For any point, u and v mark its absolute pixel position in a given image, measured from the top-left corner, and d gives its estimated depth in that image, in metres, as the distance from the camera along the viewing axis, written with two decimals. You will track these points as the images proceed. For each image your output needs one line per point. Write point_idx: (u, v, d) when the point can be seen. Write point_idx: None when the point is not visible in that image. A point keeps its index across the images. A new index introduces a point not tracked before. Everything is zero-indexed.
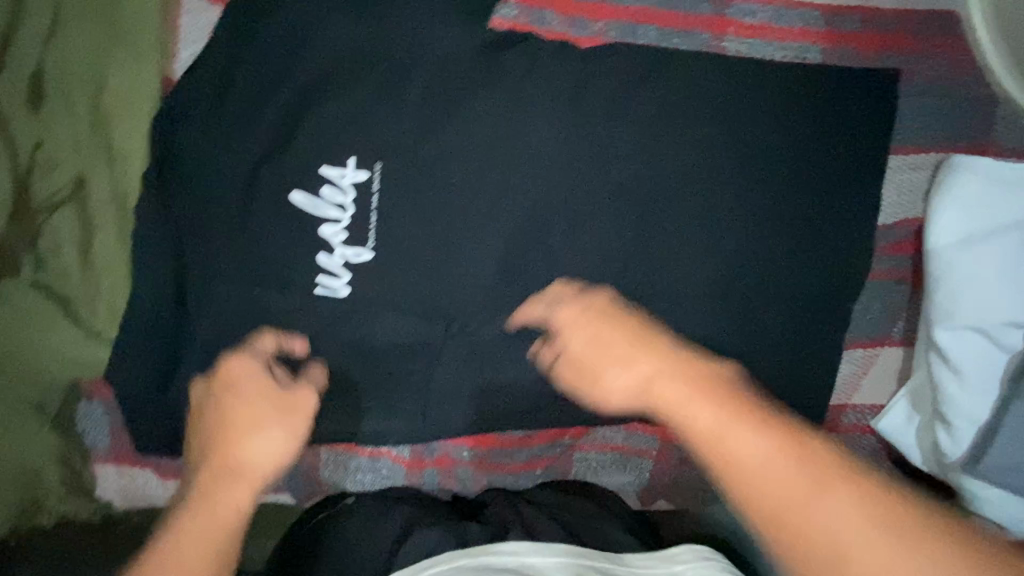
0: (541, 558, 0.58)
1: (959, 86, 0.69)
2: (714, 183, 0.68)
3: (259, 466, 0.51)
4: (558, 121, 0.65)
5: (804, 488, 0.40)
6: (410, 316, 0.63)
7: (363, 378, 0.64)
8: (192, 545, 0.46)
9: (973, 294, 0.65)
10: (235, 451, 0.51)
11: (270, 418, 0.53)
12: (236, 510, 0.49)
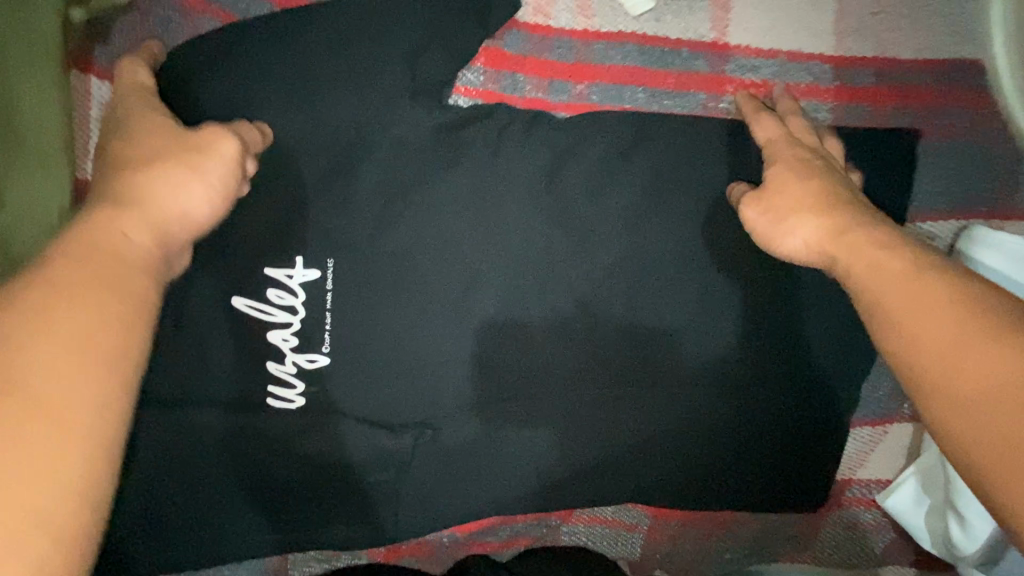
0: None
1: (979, 145, 0.62)
2: (711, 260, 0.61)
3: (172, 210, 0.43)
4: (536, 198, 0.57)
5: (946, 325, 0.38)
6: (377, 420, 0.58)
7: (329, 489, 0.59)
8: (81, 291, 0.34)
9: None
10: (143, 186, 0.43)
11: (177, 160, 0.45)
12: (125, 247, 0.38)
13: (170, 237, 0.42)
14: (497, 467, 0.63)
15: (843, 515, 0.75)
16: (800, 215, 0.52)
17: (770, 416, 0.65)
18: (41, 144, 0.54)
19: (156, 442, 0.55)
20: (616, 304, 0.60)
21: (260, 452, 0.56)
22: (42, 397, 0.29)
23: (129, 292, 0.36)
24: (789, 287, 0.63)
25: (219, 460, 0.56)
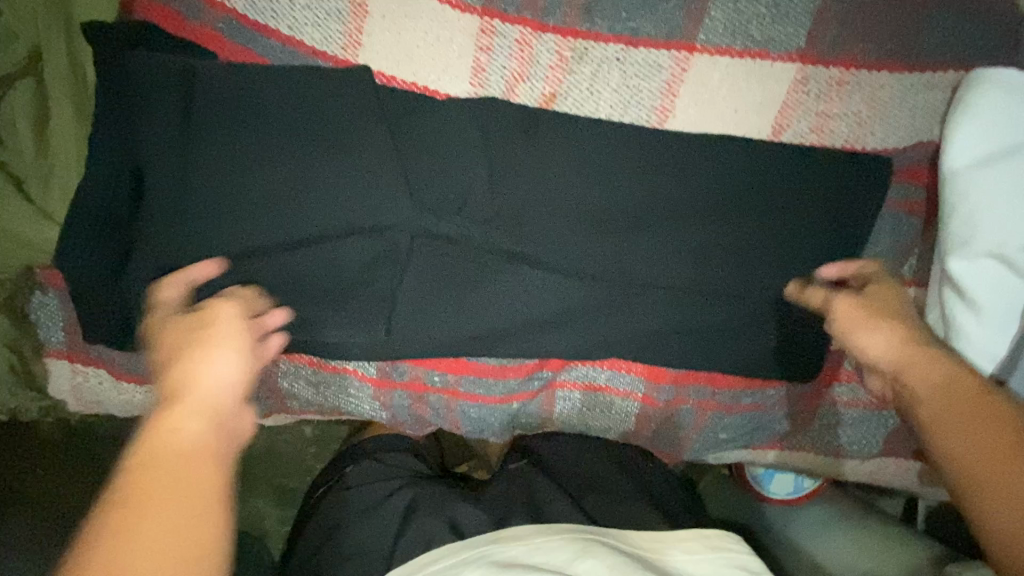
0: (541, 537, 0.55)
1: None
2: (706, 96, 0.63)
3: (209, 389, 0.43)
4: (536, 25, 0.61)
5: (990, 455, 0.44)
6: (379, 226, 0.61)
7: (327, 290, 0.61)
8: (191, 424, 0.40)
9: (996, 215, 0.60)
10: (198, 375, 0.43)
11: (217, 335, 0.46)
12: (184, 438, 0.39)
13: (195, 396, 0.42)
14: (492, 296, 0.65)
15: (842, 393, 0.73)
16: (880, 330, 0.55)
17: (766, 263, 0.66)
18: None
19: (168, 217, 0.56)
20: (616, 142, 0.63)
21: (262, 241, 0.58)
22: (191, 490, 0.37)
23: (196, 430, 0.40)
24: (796, 148, 0.65)
25: (224, 244, 0.57)
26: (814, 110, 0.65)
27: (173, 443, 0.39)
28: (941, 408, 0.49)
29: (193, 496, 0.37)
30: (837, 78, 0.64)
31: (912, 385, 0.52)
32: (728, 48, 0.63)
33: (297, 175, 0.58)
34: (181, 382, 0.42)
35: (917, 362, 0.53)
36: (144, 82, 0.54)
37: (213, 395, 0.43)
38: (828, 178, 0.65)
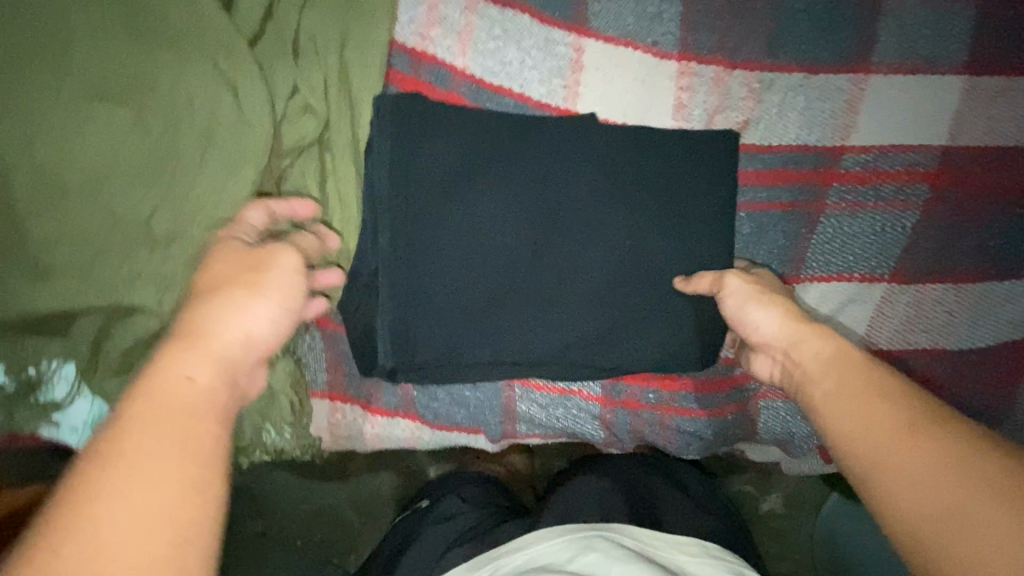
0: (546, 542, 0.57)
1: None
2: (884, 113, 0.69)
3: (232, 341, 0.43)
4: (728, 65, 0.68)
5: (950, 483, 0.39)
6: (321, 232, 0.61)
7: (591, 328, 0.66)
8: (170, 395, 0.37)
9: None
10: (219, 325, 0.43)
11: (244, 278, 0.46)
12: (190, 389, 0.38)
13: (222, 336, 0.42)
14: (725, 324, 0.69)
15: None
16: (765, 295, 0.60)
17: (950, 258, 0.71)
18: None
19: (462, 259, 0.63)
20: (804, 162, 0.70)
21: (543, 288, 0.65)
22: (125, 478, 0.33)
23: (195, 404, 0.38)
24: (975, 151, 0.70)
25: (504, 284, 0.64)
26: (986, 114, 0.70)
27: (176, 379, 0.38)
28: (843, 415, 0.47)
29: (196, 461, 0.35)
30: (1002, 84, 0.69)
31: (833, 402, 0.49)
32: (901, 66, 0.69)
33: (572, 216, 0.64)
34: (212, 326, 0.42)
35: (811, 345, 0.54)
36: (435, 144, 0.62)
37: (232, 350, 0.43)
38: (1003, 177, 0.71)
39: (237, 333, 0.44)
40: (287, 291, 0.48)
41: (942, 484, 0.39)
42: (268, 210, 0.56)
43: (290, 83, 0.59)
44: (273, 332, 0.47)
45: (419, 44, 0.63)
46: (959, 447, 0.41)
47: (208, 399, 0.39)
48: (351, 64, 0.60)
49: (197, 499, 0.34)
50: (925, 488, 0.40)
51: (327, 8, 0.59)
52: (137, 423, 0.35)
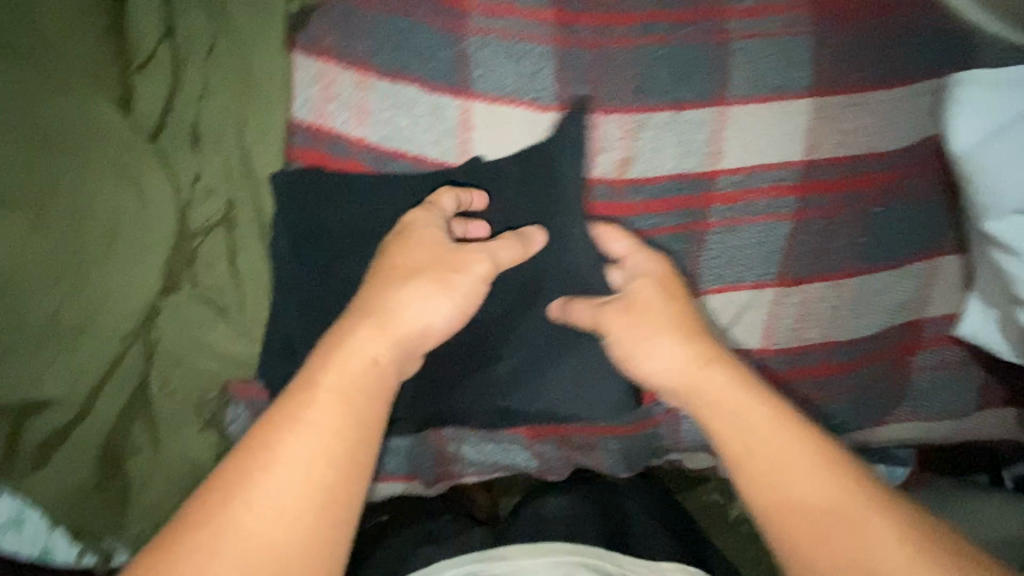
0: (530, 560, 0.58)
1: (931, 23, 0.80)
2: (746, 138, 0.78)
3: (404, 328, 0.56)
4: (603, 110, 0.75)
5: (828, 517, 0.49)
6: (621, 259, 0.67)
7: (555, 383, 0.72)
8: (346, 382, 0.51)
9: (1011, 178, 0.71)
10: (396, 309, 0.57)
11: (431, 271, 0.59)
12: (367, 370, 0.53)
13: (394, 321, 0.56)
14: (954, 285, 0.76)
15: (925, 358, 0.81)
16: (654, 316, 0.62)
17: (825, 258, 0.78)
18: (230, 63, 0.65)
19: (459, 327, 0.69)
20: (683, 189, 0.77)
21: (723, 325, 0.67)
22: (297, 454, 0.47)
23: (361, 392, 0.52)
24: (832, 161, 0.78)
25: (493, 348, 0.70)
26: (835, 129, 0.78)
27: (363, 361, 0.53)
28: (749, 443, 0.54)
29: (365, 420, 0.51)
30: (845, 101, 0.78)
31: (733, 425, 0.55)
32: (754, 97, 0.78)
33: None
34: (393, 307, 0.56)
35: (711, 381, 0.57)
36: (334, 209, 0.65)
37: (406, 331, 0.56)
38: (862, 181, 0.78)
39: (412, 319, 0.57)
40: (461, 290, 0.60)
41: (827, 522, 0.49)
42: (456, 196, 0.66)
43: (192, 169, 0.64)
44: (446, 320, 0.60)
45: (317, 120, 0.69)
46: (843, 493, 0.50)
47: (374, 386, 0.53)
48: (252, 147, 0.65)
49: (359, 453, 0.49)
50: (824, 541, 0.49)
51: (225, 100, 0.65)
52: (325, 398, 0.50)
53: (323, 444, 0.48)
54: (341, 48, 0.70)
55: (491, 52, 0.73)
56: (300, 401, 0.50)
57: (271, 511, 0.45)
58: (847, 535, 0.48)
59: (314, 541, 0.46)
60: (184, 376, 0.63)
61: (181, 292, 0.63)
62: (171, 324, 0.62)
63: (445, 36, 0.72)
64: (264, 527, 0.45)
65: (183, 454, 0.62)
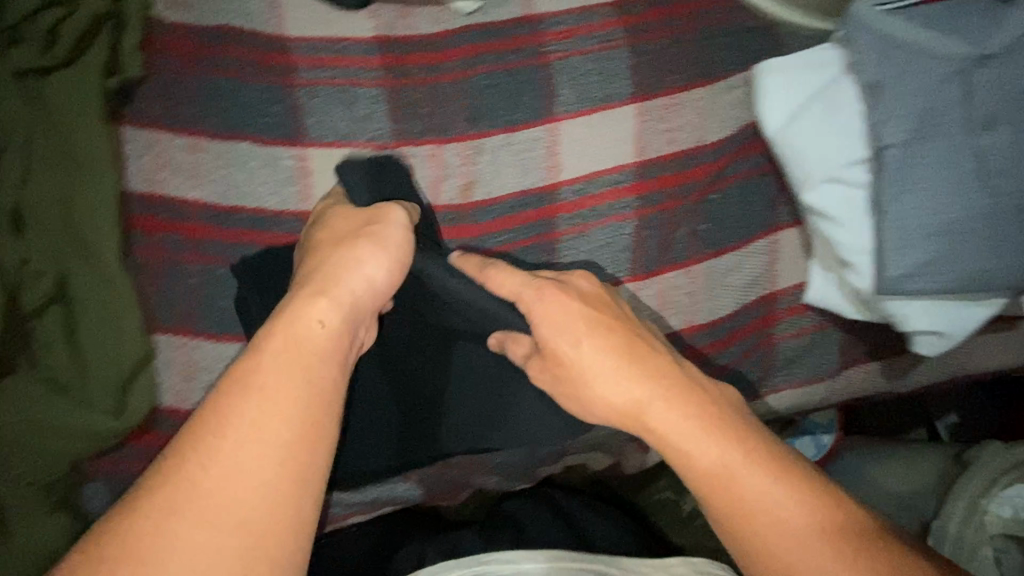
0: (535, 562, 0.66)
1: (737, 21, 0.87)
2: (578, 148, 0.82)
3: (347, 289, 0.61)
4: (438, 140, 0.79)
5: (791, 526, 0.56)
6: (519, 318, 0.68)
7: (514, 423, 0.76)
8: (294, 346, 0.56)
9: (815, 152, 0.76)
10: (336, 273, 0.61)
11: (359, 239, 0.63)
12: (316, 330, 0.57)
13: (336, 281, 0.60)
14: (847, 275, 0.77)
15: (786, 328, 0.85)
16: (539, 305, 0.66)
17: (672, 249, 0.83)
18: (48, 144, 0.67)
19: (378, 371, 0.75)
20: (527, 204, 0.81)
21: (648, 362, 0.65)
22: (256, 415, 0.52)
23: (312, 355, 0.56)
24: (662, 158, 0.84)
25: (429, 394, 0.76)
26: (661, 128, 0.84)
27: (310, 324, 0.57)
28: (716, 461, 0.59)
29: (319, 384, 0.55)
30: (667, 101, 0.84)
31: (691, 446, 0.60)
32: (581, 110, 0.83)
33: None
34: (331, 273, 0.61)
35: (666, 414, 0.61)
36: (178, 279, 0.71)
37: (350, 289, 0.61)
38: (693, 172, 0.84)
39: (349, 280, 0.61)
40: (388, 248, 0.63)
41: (790, 531, 0.56)
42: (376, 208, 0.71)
43: (17, 251, 0.64)
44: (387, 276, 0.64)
45: (149, 190, 0.71)
46: (805, 503, 0.57)
47: (322, 347, 0.57)
48: (80, 222, 0.66)
49: (320, 416, 0.54)
50: (789, 548, 0.55)
51: (48, 179, 0.67)
52: (274, 362, 0.55)
53: (285, 412, 0.53)
54: (169, 117, 0.73)
55: (321, 101, 0.78)
56: (251, 369, 0.54)
57: (237, 475, 0.50)
58: (797, 549, 0.55)
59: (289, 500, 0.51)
60: (30, 460, 0.63)
61: (20, 375, 0.64)
62: (9, 409, 0.63)
63: (274, 91, 0.76)
64: (236, 481, 0.50)
65: (32, 541, 0.62)
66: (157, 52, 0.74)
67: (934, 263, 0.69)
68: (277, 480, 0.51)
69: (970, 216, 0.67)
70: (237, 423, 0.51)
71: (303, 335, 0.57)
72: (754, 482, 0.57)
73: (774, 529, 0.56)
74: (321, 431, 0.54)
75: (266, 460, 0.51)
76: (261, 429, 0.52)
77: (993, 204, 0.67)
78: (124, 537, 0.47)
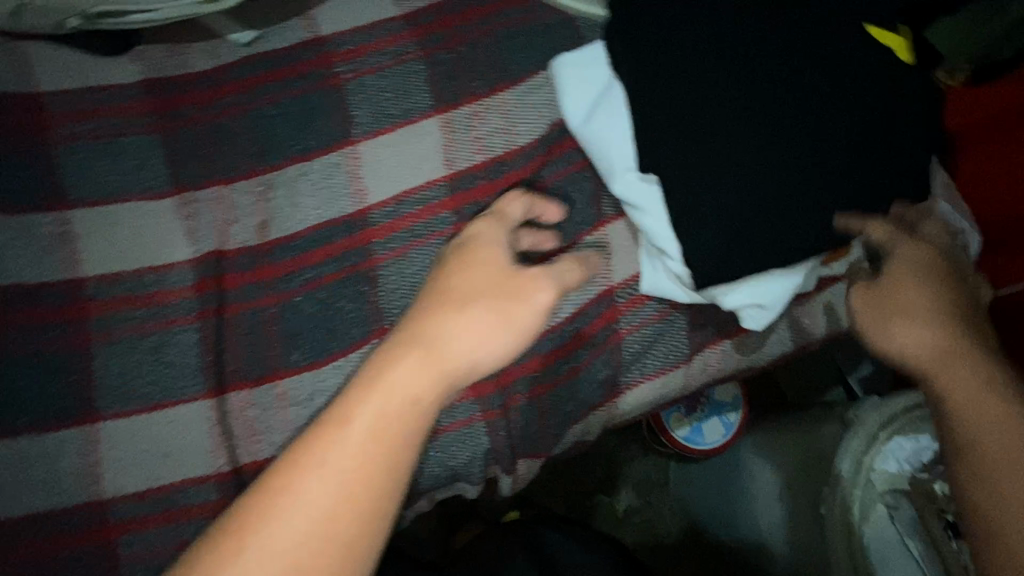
0: None
1: (534, 16, 0.85)
2: (381, 169, 0.78)
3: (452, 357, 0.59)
4: (224, 180, 0.74)
5: None
6: (498, 211, 0.73)
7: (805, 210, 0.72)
8: (341, 460, 0.52)
9: (614, 143, 0.78)
10: (440, 336, 0.60)
11: (487, 297, 0.63)
12: (343, 431, 0.53)
13: (439, 344, 0.59)
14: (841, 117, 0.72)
15: (630, 321, 0.82)
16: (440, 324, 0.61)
17: None
18: None
19: (681, 168, 0.73)
20: (335, 234, 0.76)
21: (745, 142, 0.72)
22: (257, 524, 0.50)
23: (400, 446, 0.54)
24: (473, 166, 0.80)
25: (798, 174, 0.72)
26: (468, 137, 0.81)
27: (409, 401, 0.56)
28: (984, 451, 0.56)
29: (331, 521, 0.50)
30: (472, 108, 0.81)
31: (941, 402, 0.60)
32: (379, 129, 0.79)
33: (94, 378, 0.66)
34: (434, 339, 0.60)
35: (952, 365, 0.61)
36: None
37: (476, 363, 0.61)
38: (507, 175, 0.81)
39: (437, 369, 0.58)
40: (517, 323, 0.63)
41: None
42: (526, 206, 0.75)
43: None
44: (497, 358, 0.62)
45: None
46: None
47: (375, 458, 0.53)
48: None
49: (339, 547, 0.50)
50: None
51: None
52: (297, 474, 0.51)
53: (307, 523, 0.50)
54: None
55: (86, 155, 0.72)
56: (331, 435, 0.53)
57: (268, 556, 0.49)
58: None
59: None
60: None
61: None
62: None
63: (26, 154, 0.70)
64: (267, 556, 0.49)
65: None
66: None
67: (735, 243, 0.73)
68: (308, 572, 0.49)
69: (738, 206, 0.72)
70: (304, 461, 0.52)
71: (399, 392, 0.56)
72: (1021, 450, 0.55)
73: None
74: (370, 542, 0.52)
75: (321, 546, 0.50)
76: (313, 499, 0.51)
77: (758, 189, 0.72)
78: (206, 542, 0.50)
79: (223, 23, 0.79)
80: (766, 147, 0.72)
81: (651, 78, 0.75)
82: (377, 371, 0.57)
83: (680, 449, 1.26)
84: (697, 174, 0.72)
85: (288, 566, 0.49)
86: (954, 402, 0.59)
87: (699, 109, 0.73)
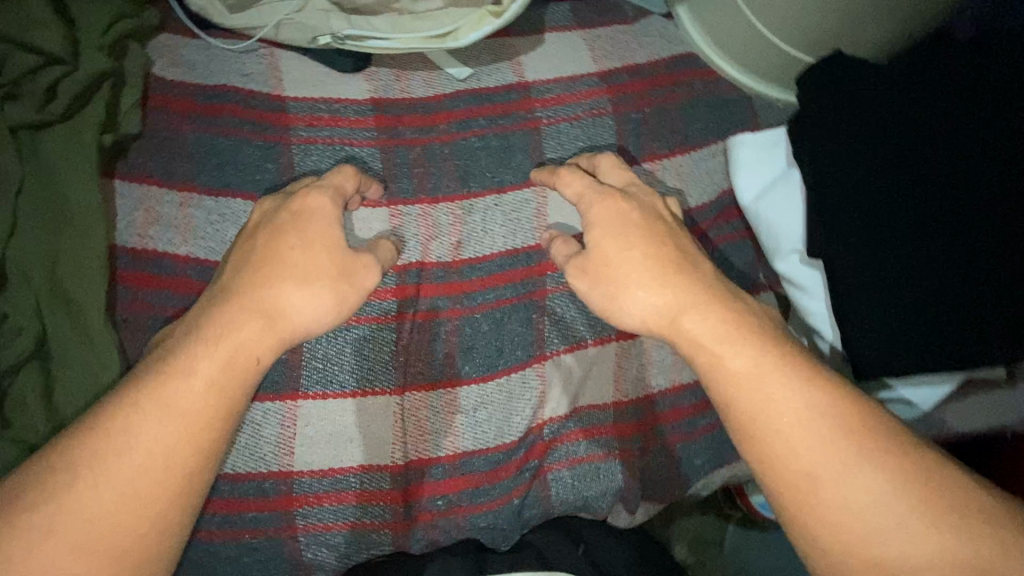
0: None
1: (715, 93, 0.93)
2: (564, 210, 0.85)
3: (292, 318, 0.63)
4: (428, 199, 0.81)
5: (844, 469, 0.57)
6: (333, 186, 0.70)
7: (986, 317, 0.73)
8: (177, 412, 0.55)
9: (785, 227, 0.86)
10: (270, 294, 0.63)
11: (323, 276, 0.65)
12: (180, 391, 0.56)
13: (248, 295, 0.62)
14: None
15: None
16: (237, 319, 0.61)
17: None
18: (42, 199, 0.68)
19: (882, 268, 0.77)
20: (516, 263, 0.82)
21: (935, 250, 0.74)
22: (126, 444, 0.53)
23: (216, 402, 0.57)
24: None
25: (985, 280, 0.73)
26: None
27: (247, 359, 0.60)
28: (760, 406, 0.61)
29: (195, 443, 0.55)
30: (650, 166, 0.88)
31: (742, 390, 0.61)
32: None
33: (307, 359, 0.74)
34: (275, 304, 0.62)
35: (705, 328, 0.65)
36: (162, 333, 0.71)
37: (293, 320, 0.63)
38: None
39: (260, 308, 0.62)
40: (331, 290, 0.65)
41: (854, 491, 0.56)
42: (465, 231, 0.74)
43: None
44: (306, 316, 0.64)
45: (138, 244, 0.72)
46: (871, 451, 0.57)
47: (238, 369, 0.59)
48: (63, 277, 0.67)
49: (190, 475, 0.55)
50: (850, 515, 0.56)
51: (32, 230, 0.67)
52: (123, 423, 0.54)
53: (166, 444, 0.54)
54: (164, 173, 0.75)
55: (316, 157, 0.80)
56: (173, 374, 0.56)
57: (131, 478, 0.53)
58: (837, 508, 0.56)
59: (150, 508, 0.53)
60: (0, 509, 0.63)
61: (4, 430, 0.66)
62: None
63: (267, 148, 0.78)
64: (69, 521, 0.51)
65: None
66: (153, 111, 0.76)
67: None
68: (147, 496, 0.53)
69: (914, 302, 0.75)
70: (146, 404, 0.55)
71: (239, 352, 0.60)
72: (806, 423, 0.58)
73: (868, 533, 0.55)
74: (206, 464, 0.56)
75: (142, 468, 0.53)
76: (148, 437, 0.54)
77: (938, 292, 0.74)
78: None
79: (446, 59, 0.87)
80: (958, 249, 0.74)
81: (858, 178, 0.78)
82: (214, 329, 0.60)
83: (754, 514, 1.28)
84: (874, 264, 0.77)
85: (125, 496, 0.52)
86: (719, 377, 0.63)
87: (891, 219, 0.76)
